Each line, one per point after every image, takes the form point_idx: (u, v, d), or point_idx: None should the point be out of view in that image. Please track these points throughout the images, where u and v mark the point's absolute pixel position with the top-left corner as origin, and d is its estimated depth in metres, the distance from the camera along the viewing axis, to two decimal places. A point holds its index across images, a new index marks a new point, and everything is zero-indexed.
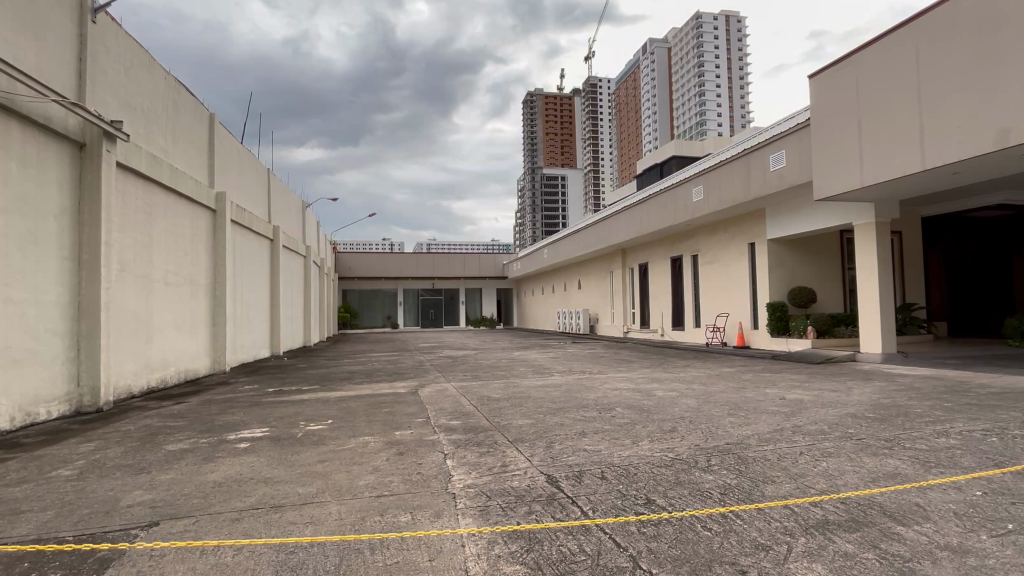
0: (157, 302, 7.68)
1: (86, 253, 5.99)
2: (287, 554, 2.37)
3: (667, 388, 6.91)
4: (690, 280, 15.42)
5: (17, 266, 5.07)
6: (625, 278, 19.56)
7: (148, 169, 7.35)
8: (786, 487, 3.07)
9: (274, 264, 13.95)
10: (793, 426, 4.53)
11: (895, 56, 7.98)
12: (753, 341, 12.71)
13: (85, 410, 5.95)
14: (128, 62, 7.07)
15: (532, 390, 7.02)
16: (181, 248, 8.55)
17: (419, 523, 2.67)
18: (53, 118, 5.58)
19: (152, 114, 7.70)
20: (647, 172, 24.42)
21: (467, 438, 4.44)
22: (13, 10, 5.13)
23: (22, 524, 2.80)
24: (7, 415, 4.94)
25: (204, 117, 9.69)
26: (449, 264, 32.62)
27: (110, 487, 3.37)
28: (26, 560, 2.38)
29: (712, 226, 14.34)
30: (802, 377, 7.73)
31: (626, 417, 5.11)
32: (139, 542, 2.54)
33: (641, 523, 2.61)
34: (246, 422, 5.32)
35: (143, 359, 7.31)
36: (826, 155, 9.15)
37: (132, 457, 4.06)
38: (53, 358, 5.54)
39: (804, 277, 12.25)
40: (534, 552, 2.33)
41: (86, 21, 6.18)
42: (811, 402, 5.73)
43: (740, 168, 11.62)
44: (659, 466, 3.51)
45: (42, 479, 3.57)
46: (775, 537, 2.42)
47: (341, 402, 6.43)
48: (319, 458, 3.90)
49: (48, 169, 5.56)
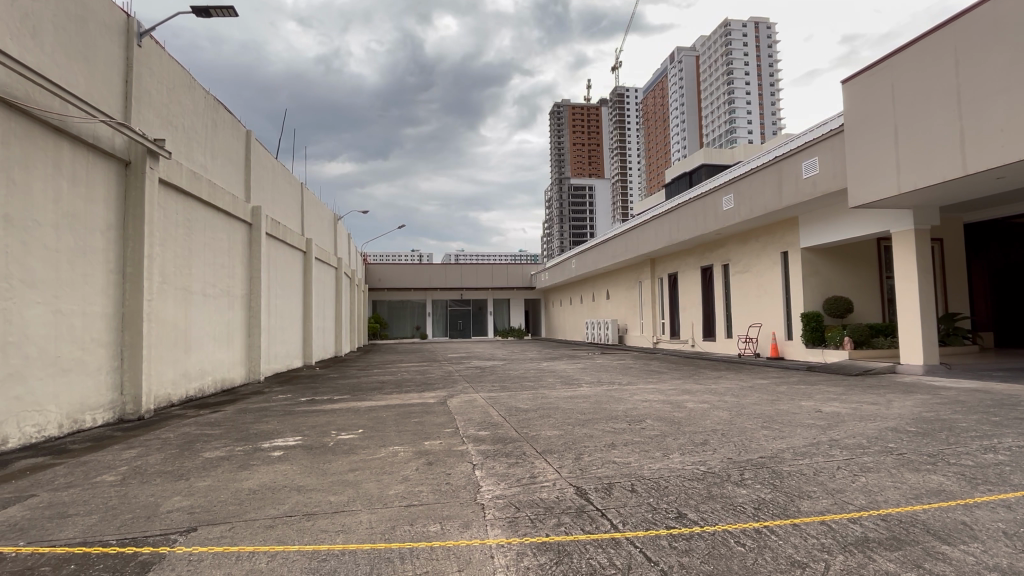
0: (196, 312, 7.94)
1: (130, 265, 6.24)
2: (319, 561, 2.41)
3: (699, 400, 6.81)
4: (721, 290, 15.18)
5: (67, 278, 5.32)
6: (654, 288, 19.38)
7: (189, 186, 7.64)
8: (823, 502, 2.98)
9: (307, 276, 14.27)
10: (830, 440, 4.40)
11: (932, 60, 7.78)
12: (787, 352, 12.42)
13: (128, 418, 6.18)
14: (170, 83, 7.39)
15: (561, 401, 6.99)
16: (219, 261, 8.82)
17: (448, 533, 2.69)
18: (101, 138, 5.85)
19: (193, 132, 8.02)
20: (676, 182, 24.21)
21: (496, 448, 4.45)
22: (65, 36, 5.40)
23: (69, 527, 2.91)
24: (56, 422, 5.16)
25: (241, 134, 10.02)
26: (477, 275, 32.86)
27: (151, 492, 3.48)
28: (73, 562, 2.47)
29: (744, 235, 14.11)
30: (840, 389, 7.50)
31: (656, 429, 5.04)
32: (178, 546, 2.62)
33: (672, 537, 2.57)
34: (280, 431, 5.44)
35: (182, 368, 7.53)
36: (860, 162, 8.94)
37: (171, 464, 4.19)
38: (99, 368, 5.77)
39: (840, 288, 11.94)
40: (564, 565, 2.32)
41: (132, 45, 6.48)
42: (849, 414, 5.56)
43: (772, 175, 11.41)
44: (691, 479, 3.45)
45: (87, 484, 3.72)
46: (812, 554, 2.35)
47: (371, 412, 6.51)
48: (350, 467, 3.96)
49: (96, 185, 5.82)
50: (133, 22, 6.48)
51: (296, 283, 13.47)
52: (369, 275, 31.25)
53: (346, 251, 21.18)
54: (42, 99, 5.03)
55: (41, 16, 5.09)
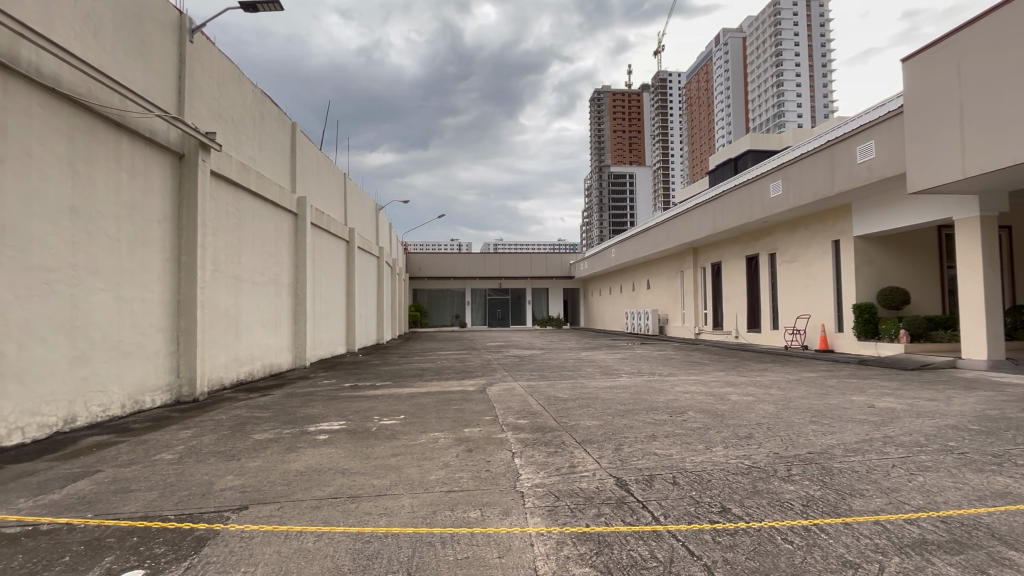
0: (246, 301, 8.24)
1: (184, 255, 6.50)
2: (363, 543, 2.47)
3: (742, 392, 6.62)
4: (768, 279, 14.72)
5: (127, 267, 5.58)
6: (697, 277, 18.98)
7: (238, 176, 7.88)
8: (877, 501, 2.86)
9: (349, 265, 14.55)
10: (884, 437, 4.22)
11: (1001, 36, 7.28)
12: (837, 345, 11.97)
13: (184, 400, 6.49)
14: (220, 77, 7.59)
15: (601, 391, 6.91)
16: (267, 250, 9.10)
17: (489, 520, 2.71)
18: (157, 132, 6.09)
19: (241, 125, 8.26)
20: (720, 168, 23.53)
21: (535, 437, 4.45)
22: (123, 35, 5.63)
23: (132, 501, 3.08)
24: (119, 403, 5.46)
25: (287, 126, 10.27)
26: (516, 265, 32.86)
27: (205, 471, 3.64)
28: (135, 534, 2.61)
29: (792, 224, 13.63)
30: (895, 384, 7.14)
31: (699, 421, 4.95)
32: (231, 524, 2.72)
33: (716, 532, 2.52)
34: (325, 415, 5.59)
35: (233, 353, 7.83)
36: (921, 148, 8.47)
37: (225, 445, 4.38)
38: (157, 352, 6.06)
39: (896, 278, 11.38)
40: (604, 555, 2.31)
41: (184, 41, 6.70)
42: (904, 411, 5.30)
43: (824, 160, 10.95)
44: (735, 473, 3.38)
45: (148, 461, 3.92)
46: (865, 554, 2.26)
47: (413, 398, 6.63)
48: (392, 452, 4.04)
49: (152, 178, 6.07)
50: (185, 19, 6.69)
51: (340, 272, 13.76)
52: (409, 265, 31.82)
53: (387, 240, 21.47)
54: (103, 96, 5.26)
55: (101, 16, 5.31)
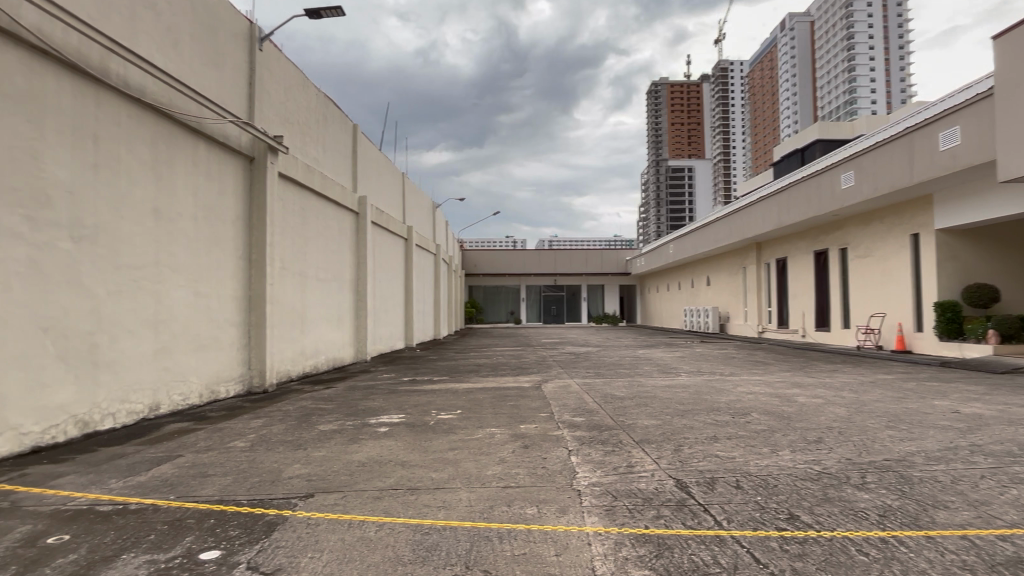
0: (310, 297, 8.58)
1: (255, 253, 6.84)
2: (423, 534, 2.53)
3: (810, 394, 6.31)
4: (838, 275, 13.96)
5: (204, 265, 5.94)
6: (761, 274, 18.24)
7: (303, 177, 8.21)
8: (964, 514, 2.66)
9: (407, 262, 14.88)
10: (972, 445, 3.91)
11: None
12: (916, 346, 11.22)
13: (255, 390, 6.84)
14: (286, 82, 7.93)
15: (659, 390, 6.76)
16: (330, 247, 9.44)
17: (546, 517, 2.70)
18: (230, 137, 6.43)
19: (306, 128, 8.60)
20: (787, 159, 22.47)
21: (591, 435, 4.40)
22: (200, 47, 5.98)
23: (209, 485, 3.28)
24: (197, 392, 5.82)
25: (349, 127, 10.60)
26: (571, 261, 32.65)
27: (274, 459, 3.83)
28: (212, 517, 2.77)
29: (866, 217, 12.86)
30: (983, 389, 6.61)
31: (764, 424, 4.75)
32: (299, 510, 2.84)
33: (783, 539, 2.41)
34: (385, 408, 5.75)
35: (299, 346, 8.19)
36: (1014, 132, 7.79)
37: (292, 434, 4.58)
38: (231, 345, 6.41)
39: (985, 274, 10.53)
40: (664, 558, 2.26)
41: (254, 49, 7.04)
42: (995, 418, 4.90)
43: (902, 148, 10.26)
44: (804, 478, 3.22)
45: (223, 448, 4.16)
46: (950, 572, 2.11)
47: (469, 394, 6.72)
48: (450, 446, 4.11)
49: (226, 180, 6.42)
50: (255, 29, 7.02)
51: (398, 269, 14.10)
52: (465, 261, 32.23)
53: (444, 238, 21.82)
54: (183, 105, 5.61)
55: (180, 29, 5.66)
